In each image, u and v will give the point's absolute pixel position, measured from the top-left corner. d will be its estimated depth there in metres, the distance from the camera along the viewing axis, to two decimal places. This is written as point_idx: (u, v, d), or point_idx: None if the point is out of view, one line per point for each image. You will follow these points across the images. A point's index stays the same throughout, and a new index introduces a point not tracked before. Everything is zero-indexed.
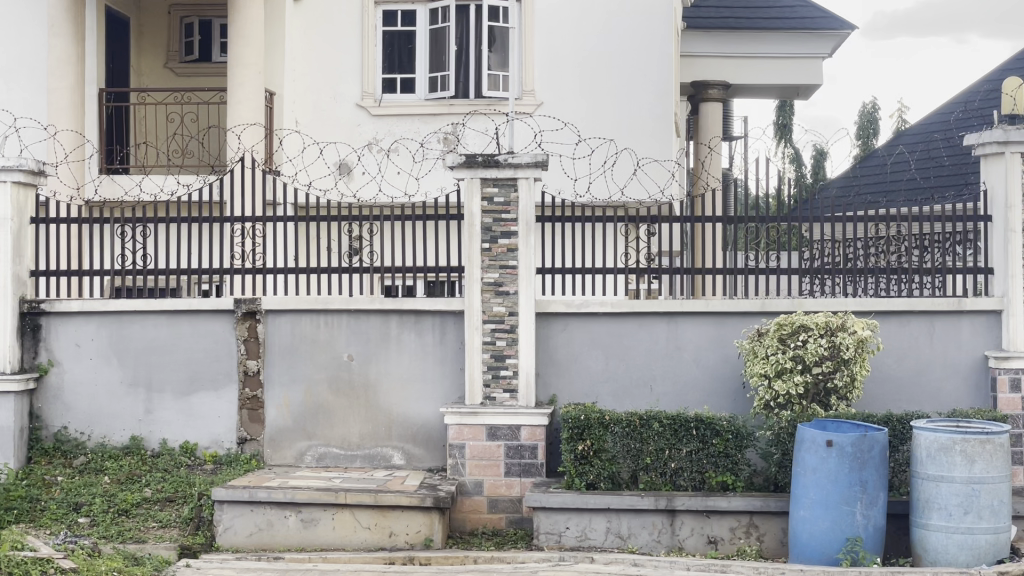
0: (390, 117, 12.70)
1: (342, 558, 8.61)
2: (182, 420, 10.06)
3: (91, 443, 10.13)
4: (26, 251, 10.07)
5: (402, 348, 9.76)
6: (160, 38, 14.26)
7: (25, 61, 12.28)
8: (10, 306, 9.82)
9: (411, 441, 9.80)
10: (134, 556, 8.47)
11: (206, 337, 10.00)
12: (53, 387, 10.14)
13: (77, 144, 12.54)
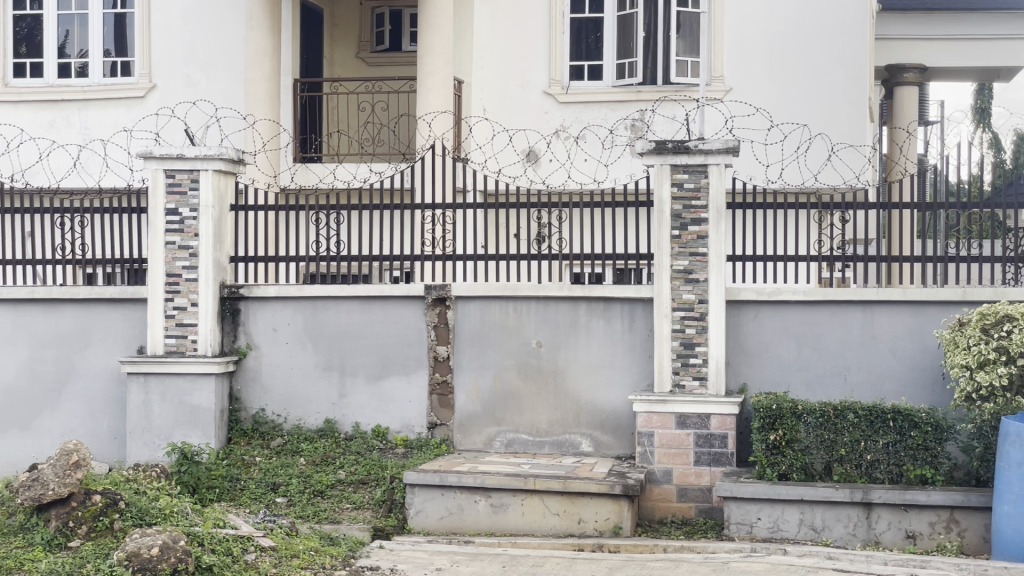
0: (579, 104, 12.70)
1: (531, 543, 8.66)
2: (374, 404, 10.23)
3: (288, 425, 10.38)
4: (226, 238, 10.36)
5: (591, 334, 9.76)
6: (352, 28, 14.47)
7: (225, 53, 12.85)
8: (212, 290, 10.07)
9: (600, 428, 9.78)
10: (330, 536, 8.74)
11: (398, 323, 10.15)
12: (252, 369, 10.41)
13: (272, 133, 12.95)
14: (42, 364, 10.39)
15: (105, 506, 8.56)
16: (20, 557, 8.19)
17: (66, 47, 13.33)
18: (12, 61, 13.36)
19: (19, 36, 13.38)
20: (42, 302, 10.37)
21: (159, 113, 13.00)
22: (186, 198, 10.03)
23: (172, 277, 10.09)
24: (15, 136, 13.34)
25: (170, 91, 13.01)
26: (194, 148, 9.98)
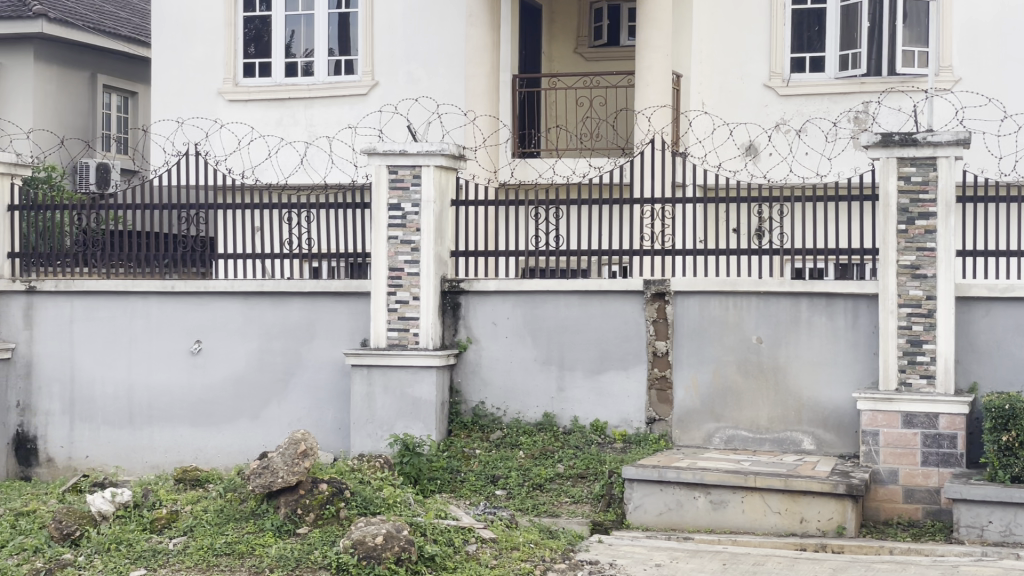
0: (800, 97, 12.51)
1: (752, 542, 8.55)
2: (592, 398, 10.26)
3: (507, 418, 10.49)
4: (447, 232, 10.51)
5: (812, 330, 9.59)
6: (571, 23, 14.54)
7: (446, 50, 13.08)
8: (433, 285, 10.22)
9: (823, 426, 9.60)
10: (549, 529, 8.80)
11: (617, 318, 10.13)
12: (472, 362, 10.55)
13: (493, 129, 12.89)
14: (271, 355, 10.71)
15: (331, 495, 8.76)
16: (252, 542, 8.50)
17: (292, 46, 13.72)
18: (242, 62, 13.83)
19: (248, 37, 13.84)
20: (270, 294, 10.67)
21: (382, 110, 13.30)
22: (409, 193, 10.19)
23: (394, 271, 10.28)
24: (245, 133, 13.80)
25: (392, 87, 13.32)
26: (416, 144, 10.12)
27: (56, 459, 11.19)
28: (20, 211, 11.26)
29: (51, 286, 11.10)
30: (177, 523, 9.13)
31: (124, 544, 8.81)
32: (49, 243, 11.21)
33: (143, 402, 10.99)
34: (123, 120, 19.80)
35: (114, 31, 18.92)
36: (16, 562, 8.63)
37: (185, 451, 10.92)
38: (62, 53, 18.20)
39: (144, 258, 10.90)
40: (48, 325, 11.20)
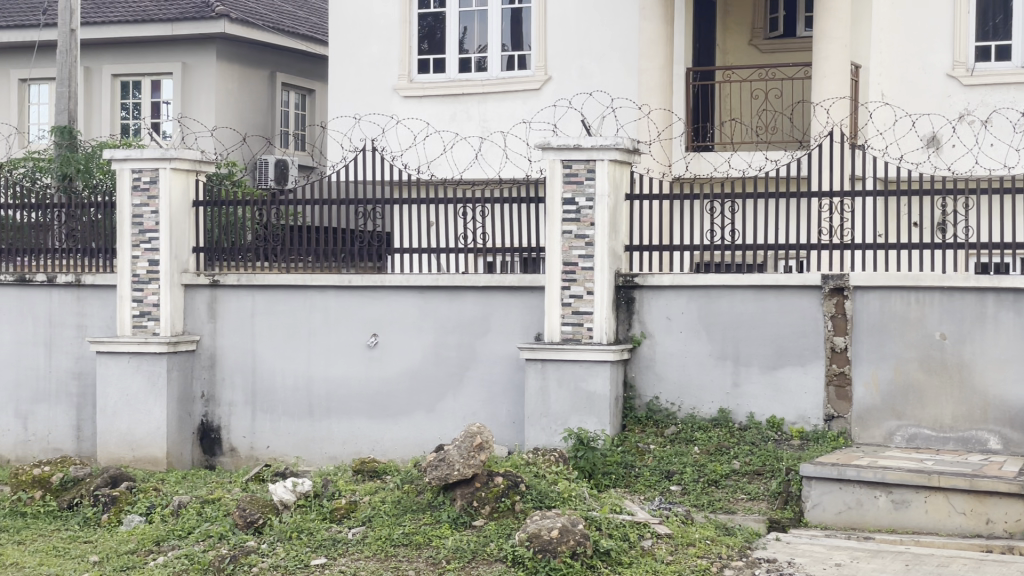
0: (985, 87, 12.19)
1: (936, 543, 8.35)
2: (769, 394, 10.13)
3: (682, 414, 10.42)
4: (621, 227, 10.47)
5: (999, 327, 9.34)
6: (746, 16, 14.37)
7: (618, 43, 13.08)
8: (607, 278, 10.19)
9: (1010, 425, 9.35)
10: (726, 526, 8.73)
11: (794, 313, 9.99)
12: (646, 357, 10.50)
13: (667, 123, 12.90)
14: (446, 349, 10.80)
15: (507, 488, 8.80)
16: (429, 533, 8.62)
17: (466, 43, 13.84)
18: (417, 58, 13.99)
19: (423, 34, 14.01)
20: (445, 289, 10.76)
21: (556, 105, 13.31)
22: (583, 187, 10.19)
23: (568, 265, 10.27)
24: (421, 129, 13.95)
25: (565, 82, 13.36)
26: (591, 138, 10.14)
27: (238, 449, 11.45)
28: (204, 206, 11.50)
29: (233, 280, 11.36)
30: (356, 513, 9.28)
31: (305, 533, 8.98)
32: (232, 238, 11.46)
33: (322, 394, 11.19)
34: (301, 117, 20.15)
35: (293, 31, 19.29)
36: (204, 548, 8.90)
37: (362, 442, 11.09)
38: (242, 52, 18.68)
39: (322, 253, 11.15)
40: (230, 318, 11.46)
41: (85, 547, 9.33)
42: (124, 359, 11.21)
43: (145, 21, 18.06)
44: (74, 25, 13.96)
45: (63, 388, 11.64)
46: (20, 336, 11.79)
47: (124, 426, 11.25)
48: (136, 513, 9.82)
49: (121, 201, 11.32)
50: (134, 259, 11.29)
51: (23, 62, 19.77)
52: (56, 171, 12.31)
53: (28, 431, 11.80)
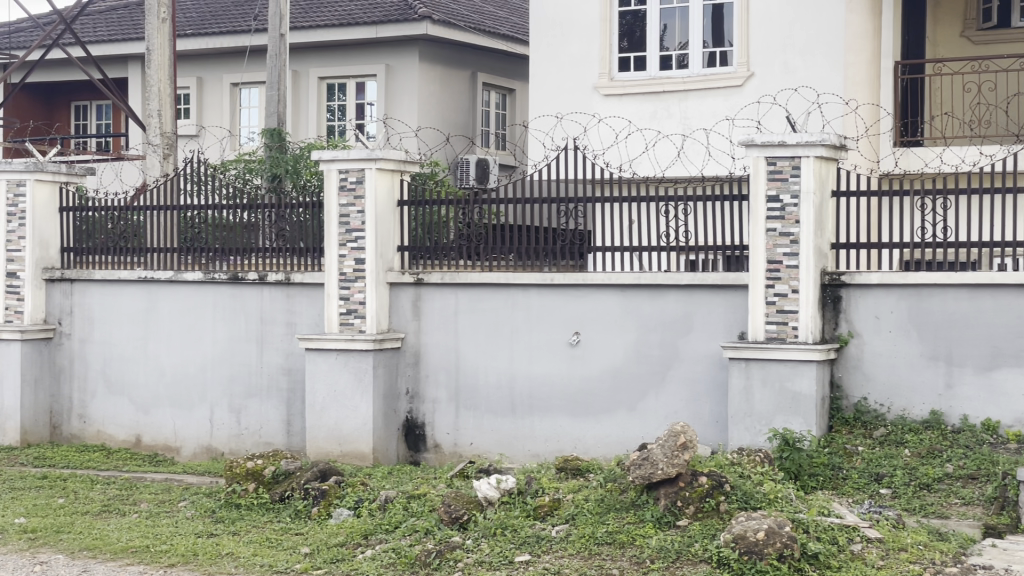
0: None
1: None
2: (983, 396, 9.84)
3: (891, 415, 10.18)
4: (827, 224, 10.25)
5: None
6: (956, 8, 13.98)
7: (823, 38, 12.96)
8: (814, 278, 9.96)
9: None
10: (938, 531, 8.50)
11: (1010, 313, 9.68)
12: (853, 357, 10.27)
13: (874, 118, 12.78)
14: (648, 348, 10.73)
15: (711, 488, 8.74)
16: (633, 532, 8.60)
17: (665, 39, 13.79)
18: (617, 56, 14.00)
19: (623, 31, 14.00)
20: (648, 287, 10.69)
21: (760, 101, 13.21)
22: (788, 185, 10.02)
23: (773, 264, 10.09)
24: (622, 127, 13.96)
25: (769, 78, 13.25)
26: (796, 135, 9.96)
27: (442, 445, 11.60)
28: (409, 206, 11.65)
29: (438, 278, 11.50)
30: (560, 511, 9.31)
31: (510, 529, 9.06)
32: (438, 237, 11.57)
33: (524, 392, 11.24)
34: (502, 117, 20.33)
35: (494, 30, 19.40)
36: (410, 542, 9.04)
37: (564, 440, 11.10)
38: (443, 53, 18.93)
39: (524, 253, 11.21)
40: (434, 316, 11.61)
41: (296, 539, 9.57)
42: (332, 355, 11.44)
43: (350, 24, 18.44)
44: (283, 29, 14.25)
45: (273, 384, 11.91)
46: (232, 333, 12.10)
47: (331, 421, 11.48)
48: (345, 507, 10.03)
49: (328, 201, 11.52)
50: (340, 259, 11.49)
51: (235, 66, 20.39)
52: (267, 172, 12.63)
53: (240, 425, 12.08)
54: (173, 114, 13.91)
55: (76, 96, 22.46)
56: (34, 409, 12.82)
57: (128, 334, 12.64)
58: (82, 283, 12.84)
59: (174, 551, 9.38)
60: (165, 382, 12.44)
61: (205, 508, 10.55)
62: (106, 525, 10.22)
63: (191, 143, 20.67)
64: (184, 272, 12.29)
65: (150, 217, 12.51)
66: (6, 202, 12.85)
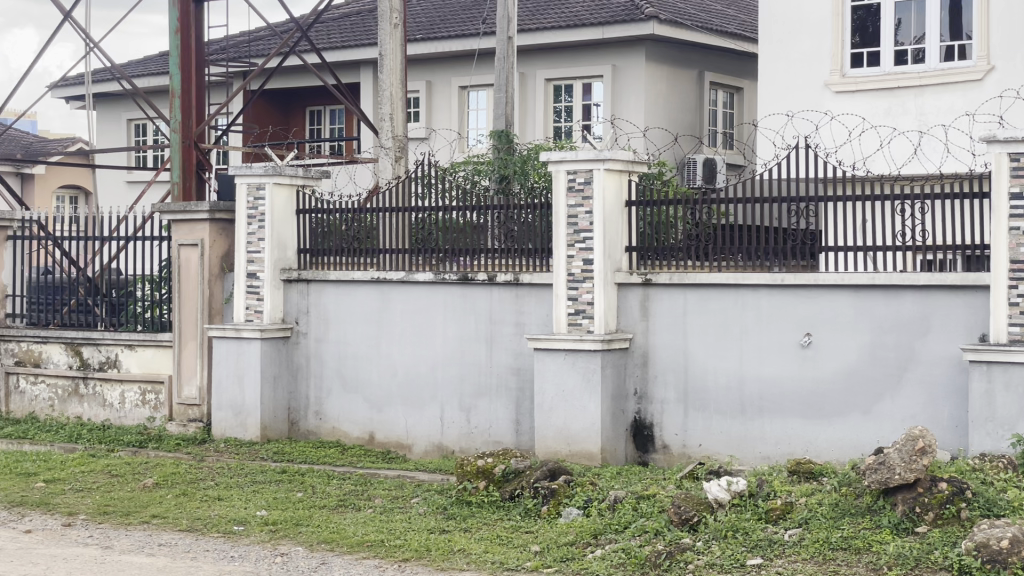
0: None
1: None
2: None
3: None
4: None
5: None
6: None
7: None
8: None
9: None
10: None
11: None
12: None
13: None
14: (883, 350, 10.41)
15: (952, 495, 8.51)
16: (870, 538, 8.41)
17: (901, 35, 13.94)
18: (850, 52, 14.25)
19: (855, 26, 14.23)
20: (883, 288, 10.39)
21: (1003, 96, 13.24)
22: None
23: (1016, 264, 9.69)
24: (856, 124, 14.15)
25: (1011, 72, 13.22)
26: None
27: (671, 446, 11.46)
28: (636, 206, 11.60)
29: (666, 279, 11.37)
30: (793, 515, 9.13)
31: (741, 532, 8.94)
32: (665, 238, 11.48)
33: (755, 394, 11.02)
34: (729, 116, 20.18)
35: (722, 28, 19.21)
36: (640, 543, 9.02)
37: (797, 442, 10.85)
38: (665, 52, 18.85)
39: (753, 252, 11.00)
40: (664, 316, 11.45)
41: (526, 537, 9.64)
42: (561, 356, 11.49)
43: (575, 26, 18.55)
44: (512, 32, 14.37)
45: (503, 384, 12.03)
46: (463, 333, 12.26)
47: (560, 421, 11.53)
48: (574, 506, 10.07)
49: (557, 202, 11.59)
50: (569, 259, 11.53)
51: (464, 69, 20.70)
52: (495, 173, 12.72)
53: (470, 424, 12.24)
54: (404, 117, 14.18)
55: (312, 102, 23.14)
56: (273, 406, 13.19)
57: (362, 333, 12.91)
58: (317, 283, 13.17)
59: (408, 546, 9.57)
60: (397, 381, 12.68)
61: (438, 504, 10.74)
62: (342, 519, 10.49)
63: (422, 145, 21.07)
64: (416, 272, 12.51)
65: (383, 219, 12.77)
66: (247, 205, 13.28)
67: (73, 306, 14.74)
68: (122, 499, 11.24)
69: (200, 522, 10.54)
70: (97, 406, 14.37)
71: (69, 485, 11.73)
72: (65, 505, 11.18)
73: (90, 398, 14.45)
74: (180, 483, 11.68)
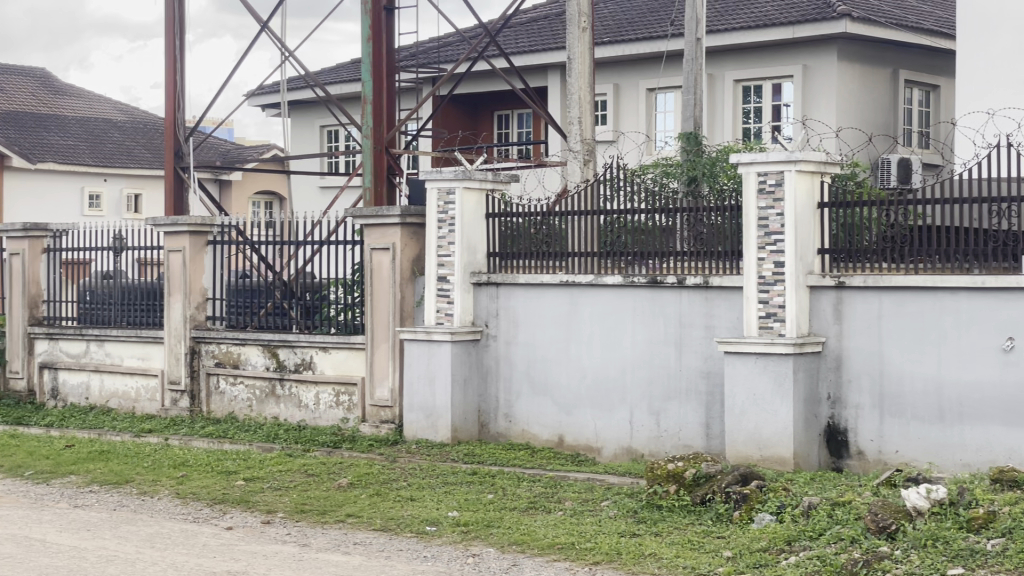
0: None
1: None
2: None
3: None
4: None
5: None
6: None
7: None
8: None
9: None
10: None
11: None
12: None
13: None
14: None
15: None
16: None
17: None
18: None
19: None
20: None
21: None
22: None
23: None
24: None
25: None
26: None
27: (866, 452, 11.18)
28: (829, 208, 11.41)
29: (860, 281, 11.10)
30: (996, 524, 8.86)
31: (941, 541, 8.72)
32: (860, 240, 11.25)
33: (954, 399, 10.66)
34: (927, 115, 19.86)
35: (917, 25, 18.79)
36: (835, 550, 8.87)
37: (999, 450, 10.45)
38: (853, 50, 18.50)
39: (951, 253, 10.68)
40: (858, 319, 11.19)
41: (718, 542, 9.56)
42: (751, 359, 11.34)
43: (764, 27, 18.37)
44: (699, 33, 14.27)
45: (692, 387, 11.92)
46: (652, 336, 12.18)
47: (751, 425, 11.38)
48: (767, 511, 9.94)
49: (747, 204, 11.48)
50: (760, 262, 11.39)
51: (651, 71, 20.68)
52: (683, 175, 12.64)
53: (660, 428, 12.16)
54: (592, 120, 14.22)
55: (499, 106, 23.35)
56: (464, 408, 13.34)
57: (551, 336, 12.95)
58: (507, 286, 13.28)
59: (598, 549, 9.56)
60: (587, 384, 12.69)
61: (628, 508, 10.72)
62: (533, 521, 10.55)
63: (611, 148, 21.11)
64: (604, 276, 12.51)
65: (572, 223, 12.81)
66: (438, 210, 13.45)
67: (269, 309, 15.11)
68: (318, 498, 11.49)
69: (393, 522, 10.71)
70: (293, 407, 14.69)
71: (267, 483, 12.04)
72: (263, 503, 11.48)
73: (286, 399, 14.79)
74: (373, 484, 11.88)
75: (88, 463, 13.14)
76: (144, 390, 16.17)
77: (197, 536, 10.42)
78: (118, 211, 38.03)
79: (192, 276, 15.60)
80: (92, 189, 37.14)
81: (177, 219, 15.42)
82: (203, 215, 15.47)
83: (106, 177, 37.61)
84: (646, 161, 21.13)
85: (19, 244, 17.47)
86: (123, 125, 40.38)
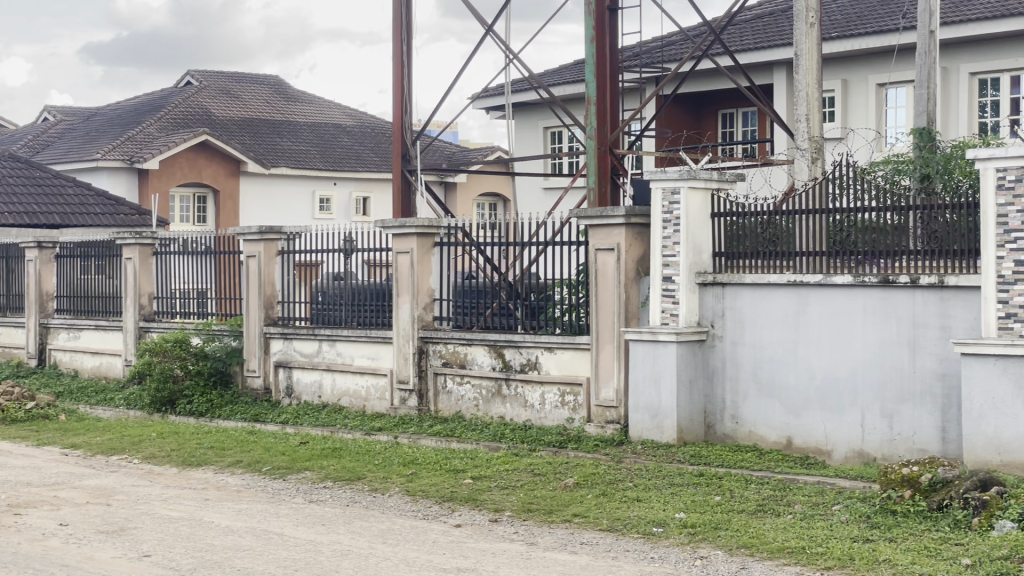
0: None
1: None
2: None
3: None
4: None
5: None
6: None
7: None
8: None
9: None
10: None
11: None
12: None
13: None
14: None
15: None
16: None
17: None
18: None
19: None
20: None
21: None
22: None
23: None
24: None
25: None
26: None
27: None
28: None
29: None
30: None
31: None
32: None
33: None
34: None
35: None
36: None
37: None
38: None
39: None
40: None
41: (956, 549, 9.24)
42: (991, 362, 10.86)
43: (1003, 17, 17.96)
44: (932, 26, 13.98)
45: (927, 389, 11.58)
46: (884, 337, 11.88)
47: (991, 429, 10.90)
48: (1008, 519, 9.59)
49: (984, 201, 11.09)
50: (998, 260, 10.97)
51: (882, 66, 20.30)
52: (915, 172, 12.38)
53: (893, 430, 11.85)
54: (820, 118, 13.97)
55: (723, 104, 23.17)
56: (690, 409, 13.25)
57: (778, 337, 12.76)
58: (733, 286, 13.13)
59: (830, 554, 9.35)
60: (816, 385, 12.45)
61: (860, 512, 10.44)
62: (762, 524, 10.40)
63: (840, 146, 20.78)
64: (834, 275, 12.26)
65: (798, 221, 12.58)
66: (663, 209, 13.41)
67: (494, 309, 15.34)
68: (545, 497, 11.55)
69: (620, 522, 10.69)
70: (519, 407, 14.81)
71: (494, 482, 12.16)
72: (491, 501, 11.59)
73: (512, 399, 14.91)
74: (599, 484, 11.88)
75: (322, 459, 13.48)
76: (373, 389, 16.52)
77: (427, 533, 10.58)
78: (347, 213, 38.80)
79: (420, 278, 15.87)
80: (322, 192, 38.06)
81: (404, 222, 15.68)
82: (431, 218, 15.71)
83: (336, 181, 38.41)
84: (876, 157, 20.67)
85: (255, 247, 18.02)
86: (353, 129, 41.53)
